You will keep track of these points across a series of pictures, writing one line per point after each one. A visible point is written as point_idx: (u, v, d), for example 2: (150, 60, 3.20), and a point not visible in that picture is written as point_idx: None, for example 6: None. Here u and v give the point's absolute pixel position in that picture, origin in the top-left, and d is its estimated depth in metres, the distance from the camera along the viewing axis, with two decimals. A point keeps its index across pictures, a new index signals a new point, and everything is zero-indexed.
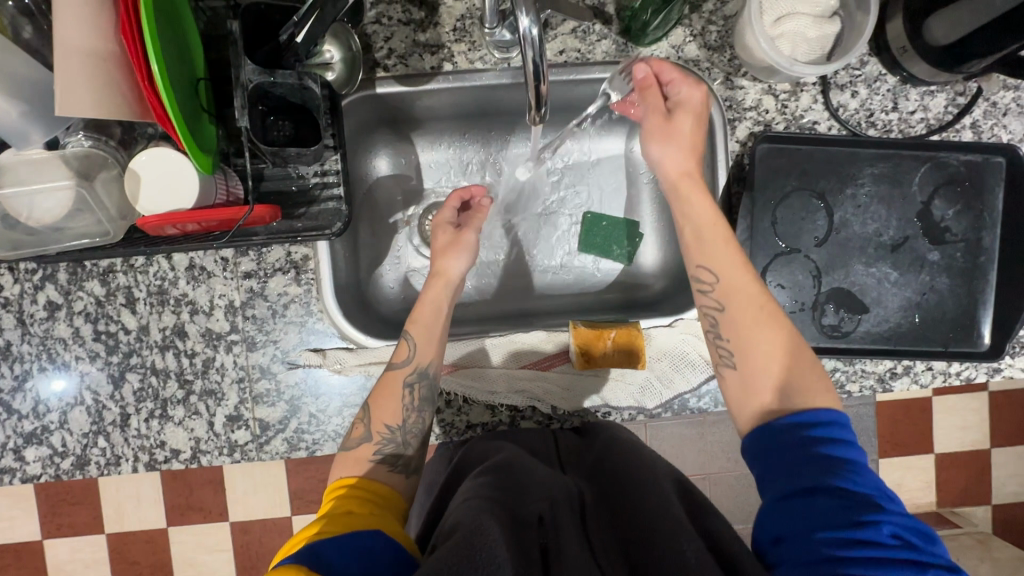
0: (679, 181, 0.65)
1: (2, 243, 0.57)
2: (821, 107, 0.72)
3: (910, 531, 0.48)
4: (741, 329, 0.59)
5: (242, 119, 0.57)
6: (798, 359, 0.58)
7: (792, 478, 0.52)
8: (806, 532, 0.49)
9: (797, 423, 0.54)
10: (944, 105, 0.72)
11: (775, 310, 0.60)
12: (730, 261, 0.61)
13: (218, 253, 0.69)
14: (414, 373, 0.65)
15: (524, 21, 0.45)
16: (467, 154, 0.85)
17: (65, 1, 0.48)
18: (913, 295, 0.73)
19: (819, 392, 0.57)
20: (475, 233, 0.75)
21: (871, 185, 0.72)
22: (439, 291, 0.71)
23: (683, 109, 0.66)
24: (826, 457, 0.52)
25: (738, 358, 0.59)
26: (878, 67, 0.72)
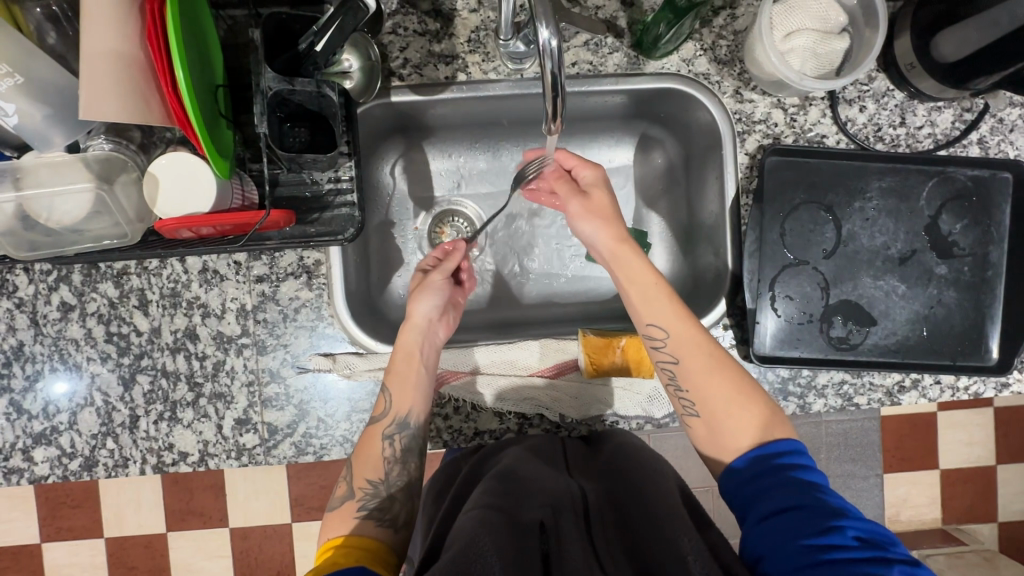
0: (617, 249, 0.68)
1: (21, 244, 0.58)
2: (830, 121, 0.73)
3: (875, 534, 0.50)
4: (695, 381, 0.62)
5: (261, 125, 0.58)
6: (746, 393, 0.61)
7: (759, 498, 0.55)
8: (785, 543, 0.51)
9: (764, 454, 0.59)
10: (951, 120, 0.73)
11: (722, 355, 0.63)
12: (674, 317, 0.64)
13: (231, 257, 0.69)
14: (392, 424, 0.66)
15: (543, 33, 0.46)
16: (477, 163, 0.87)
17: (94, 9, 0.49)
18: (920, 309, 0.73)
19: (776, 422, 0.61)
20: (444, 274, 0.73)
21: (879, 199, 0.72)
22: (410, 334, 0.69)
23: (593, 190, 0.71)
24: (789, 477, 0.56)
25: (699, 406, 0.63)
26: (887, 83, 0.73)
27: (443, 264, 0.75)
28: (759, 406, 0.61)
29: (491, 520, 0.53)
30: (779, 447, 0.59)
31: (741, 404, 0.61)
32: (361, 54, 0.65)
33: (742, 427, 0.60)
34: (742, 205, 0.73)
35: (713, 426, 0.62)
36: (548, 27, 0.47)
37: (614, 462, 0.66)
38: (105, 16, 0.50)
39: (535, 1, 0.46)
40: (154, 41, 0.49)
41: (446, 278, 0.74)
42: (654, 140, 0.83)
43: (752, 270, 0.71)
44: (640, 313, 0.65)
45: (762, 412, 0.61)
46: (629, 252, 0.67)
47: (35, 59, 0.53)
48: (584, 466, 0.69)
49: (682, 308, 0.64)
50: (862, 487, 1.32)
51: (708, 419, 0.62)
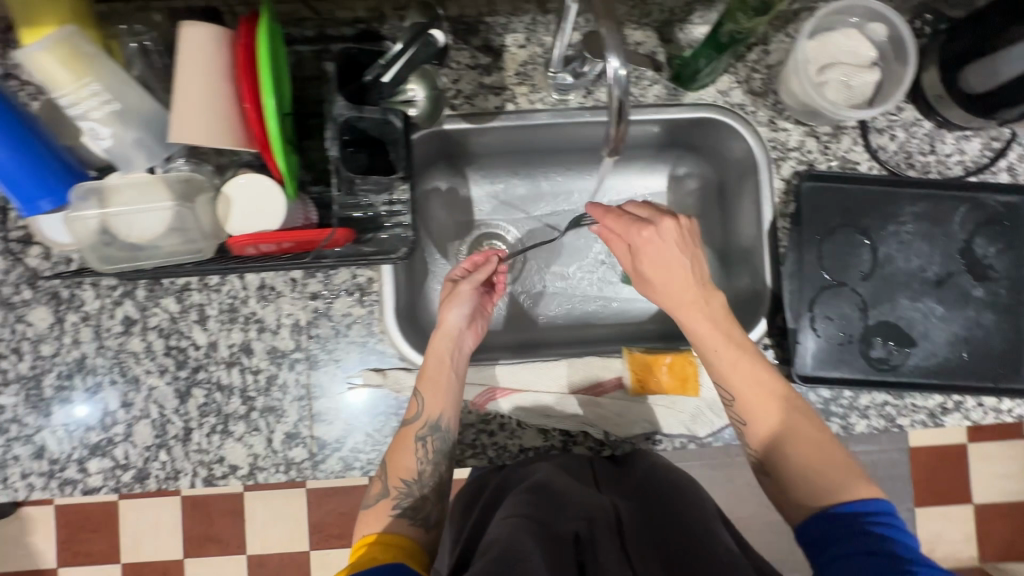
0: (677, 310, 0.66)
1: (99, 259, 0.61)
2: (861, 149, 0.76)
3: None
4: (766, 438, 0.62)
5: (331, 148, 0.63)
6: (826, 457, 0.59)
7: (841, 542, 0.54)
8: None
9: (841, 518, 0.55)
10: (979, 148, 0.76)
11: (796, 415, 0.62)
12: (744, 379, 0.63)
13: (288, 274, 0.72)
14: (425, 427, 0.67)
15: (614, 63, 0.49)
16: (515, 188, 0.91)
17: (192, 40, 0.54)
18: (959, 330, 0.74)
19: (857, 485, 0.57)
20: (472, 285, 0.74)
21: (912, 223, 0.75)
22: (440, 344, 0.70)
23: (644, 253, 0.67)
24: (879, 533, 0.53)
25: (772, 466, 0.62)
26: (914, 113, 0.76)
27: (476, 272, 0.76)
28: (846, 475, 0.58)
29: (528, 539, 0.58)
30: (861, 507, 0.55)
31: (823, 460, 0.59)
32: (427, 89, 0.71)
33: (823, 478, 0.58)
34: (779, 228, 0.76)
35: (781, 482, 0.60)
36: (616, 57, 0.50)
37: (649, 480, 0.72)
38: (199, 45, 0.54)
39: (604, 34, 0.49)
40: (245, 68, 0.54)
41: (476, 287, 0.74)
42: (686, 167, 0.86)
43: (790, 290, 0.73)
44: (716, 367, 0.65)
45: (840, 468, 0.58)
46: (700, 312, 0.65)
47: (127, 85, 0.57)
48: (614, 483, 0.73)
49: (756, 372, 0.63)
50: None
51: (777, 482, 0.61)
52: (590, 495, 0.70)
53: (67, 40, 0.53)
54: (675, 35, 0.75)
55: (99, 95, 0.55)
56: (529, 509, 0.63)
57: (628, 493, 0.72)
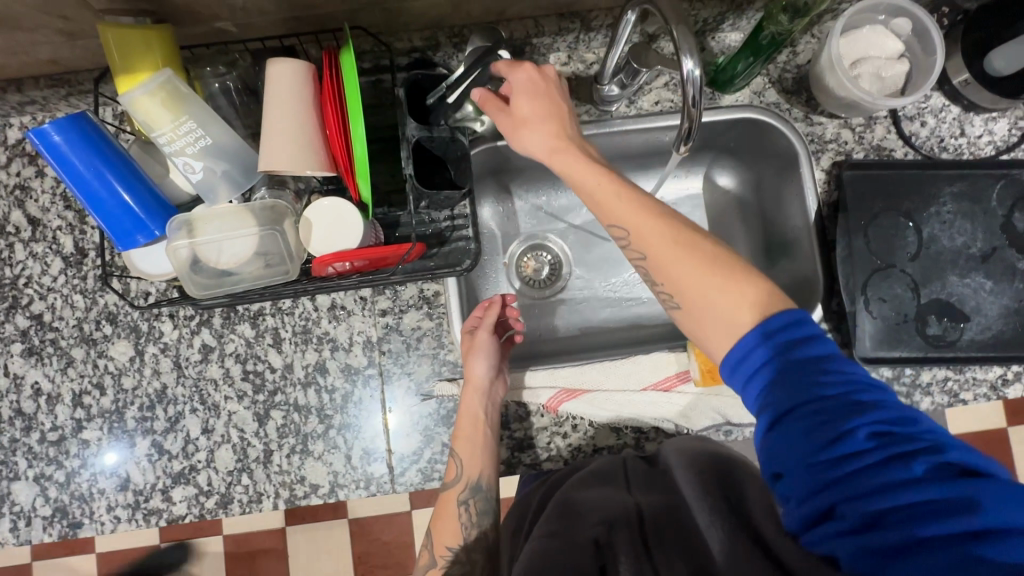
0: (556, 157, 0.63)
1: (202, 285, 0.63)
2: (895, 136, 0.79)
3: (885, 421, 0.46)
4: (666, 267, 0.57)
5: (408, 167, 0.66)
6: (722, 269, 0.55)
7: (783, 397, 0.49)
8: (803, 460, 0.47)
9: (759, 334, 0.52)
10: (1007, 128, 0.79)
11: (692, 238, 0.57)
12: (630, 213, 0.59)
13: (358, 293, 0.75)
14: (465, 490, 0.69)
15: (689, 64, 0.55)
16: (558, 200, 0.95)
17: (278, 73, 0.58)
18: (1010, 302, 0.76)
19: (761, 294, 0.54)
20: (488, 330, 0.73)
21: (952, 202, 0.77)
22: (471, 400, 0.70)
23: (520, 99, 0.64)
24: (805, 367, 0.50)
25: (680, 298, 0.58)
26: (942, 99, 0.80)
27: (484, 320, 0.74)
28: (750, 287, 0.54)
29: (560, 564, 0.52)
30: (774, 324, 0.52)
31: (719, 273, 0.55)
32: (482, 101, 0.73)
33: (732, 296, 0.54)
34: (824, 216, 0.79)
35: (689, 310, 0.56)
36: (691, 59, 0.56)
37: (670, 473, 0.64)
38: (287, 81, 0.58)
39: (680, 37, 0.55)
40: (333, 101, 0.59)
41: (492, 335, 0.73)
42: (723, 168, 0.91)
43: (843, 274, 0.76)
44: (601, 211, 0.61)
45: (745, 284, 0.54)
46: (575, 159, 0.61)
47: (216, 120, 0.62)
48: (642, 481, 0.66)
49: (646, 202, 0.59)
50: None
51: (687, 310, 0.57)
52: (611, 497, 0.63)
53: (167, 82, 0.58)
54: (708, 43, 0.79)
55: (194, 131, 0.60)
56: (555, 525, 0.59)
57: (651, 489, 0.63)
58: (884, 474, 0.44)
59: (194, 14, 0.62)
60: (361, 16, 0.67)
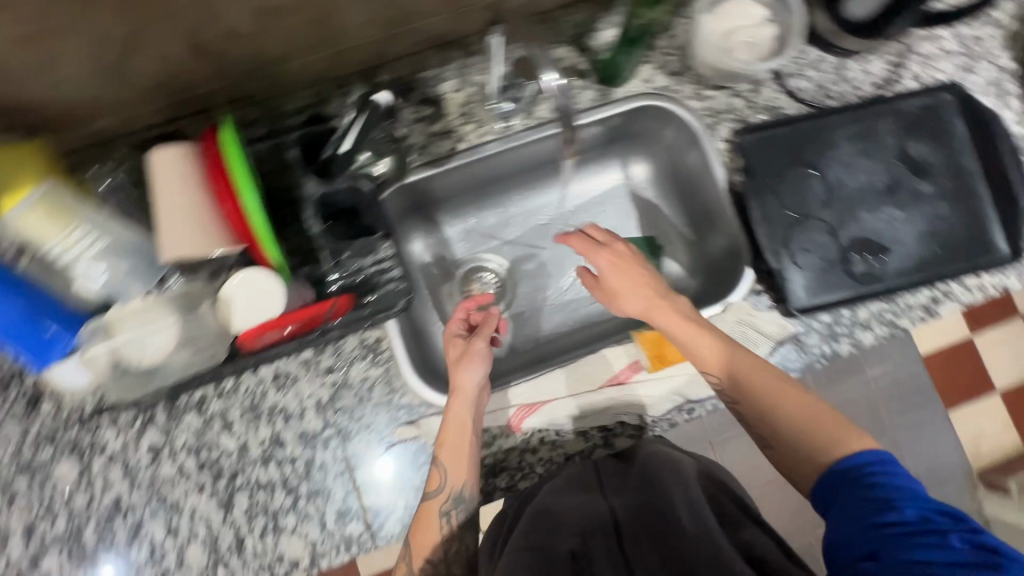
0: (649, 314, 0.71)
1: (133, 381, 0.64)
2: (783, 95, 0.83)
3: (940, 512, 0.50)
4: (757, 410, 0.63)
5: (314, 224, 0.70)
6: (815, 417, 0.60)
7: (857, 489, 0.53)
8: (857, 528, 0.51)
9: (848, 472, 0.55)
10: (882, 66, 0.84)
11: (785, 386, 0.63)
12: (721, 356, 0.66)
13: (300, 356, 0.74)
14: (448, 501, 0.67)
15: (549, 77, 0.63)
16: (488, 219, 0.95)
17: (164, 160, 0.58)
18: (921, 227, 0.80)
19: (851, 436, 0.57)
20: (485, 339, 0.73)
21: (848, 147, 0.81)
22: (458, 405, 0.69)
23: (610, 275, 0.74)
24: (873, 473, 0.54)
25: (771, 436, 0.62)
26: (817, 51, 0.83)
27: (483, 328, 0.75)
28: (840, 428, 0.59)
29: None
30: (856, 459, 0.55)
31: (815, 420, 0.60)
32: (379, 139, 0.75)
33: (824, 442, 0.58)
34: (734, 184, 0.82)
35: (785, 449, 0.60)
36: (552, 71, 0.63)
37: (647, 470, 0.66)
38: (174, 168, 0.58)
39: (538, 60, 0.63)
40: (223, 180, 0.57)
41: (488, 342, 0.73)
42: (634, 157, 0.94)
43: (765, 234, 0.79)
44: (692, 350, 0.68)
45: (839, 430, 0.58)
46: (663, 307, 0.70)
47: (111, 221, 0.61)
48: (618, 482, 0.68)
49: (728, 345, 0.67)
50: (936, 430, 1.32)
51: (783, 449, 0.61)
52: (591, 505, 0.65)
53: (48, 196, 0.57)
54: (588, 44, 0.81)
55: (87, 237, 0.59)
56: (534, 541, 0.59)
57: (629, 489, 0.66)
58: (929, 548, 0.48)
59: (68, 118, 0.61)
60: (240, 86, 0.67)
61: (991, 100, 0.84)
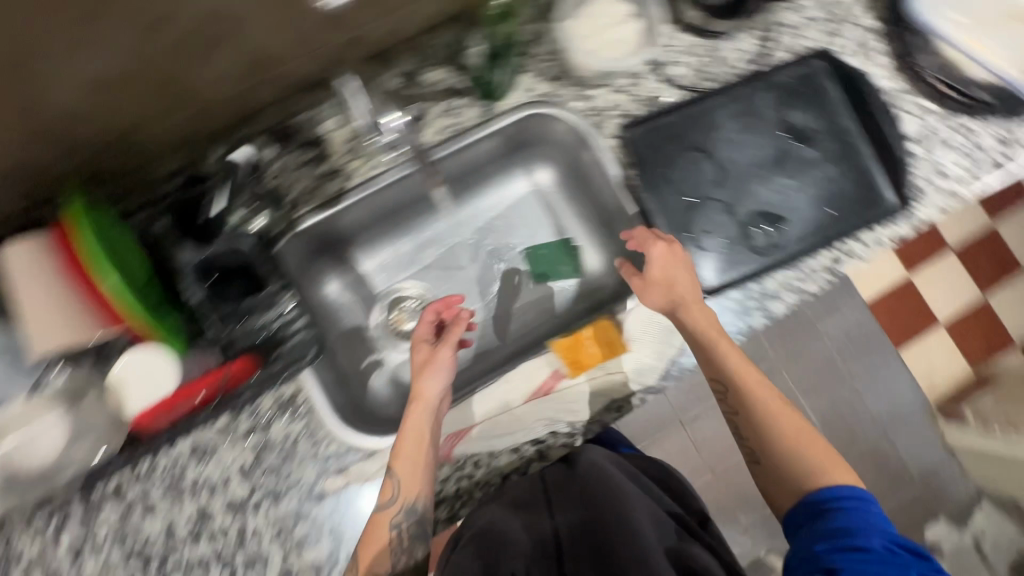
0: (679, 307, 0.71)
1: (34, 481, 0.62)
2: (663, 83, 0.84)
3: (897, 545, 0.57)
4: (757, 428, 0.68)
5: (195, 294, 0.65)
6: (816, 446, 0.65)
7: (821, 519, 0.61)
8: (813, 546, 0.59)
9: (827, 498, 0.61)
10: (753, 42, 0.86)
11: (794, 414, 0.68)
12: (748, 368, 0.69)
13: (216, 424, 0.72)
14: (400, 512, 0.65)
15: (389, 120, 0.72)
16: (403, 247, 0.95)
17: (22, 261, 0.57)
18: (812, 191, 0.83)
19: (839, 471, 0.64)
20: (451, 347, 0.74)
21: (732, 126, 0.83)
22: (418, 416, 0.69)
23: (657, 266, 0.73)
24: (844, 504, 0.60)
25: (761, 453, 0.68)
26: (689, 37, 0.85)
27: (449, 336, 0.75)
28: (836, 467, 0.64)
29: None
30: (839, 491, 0.61)
31: (815, 447, 0.65)
32: (256, 190, 0.72)
33: (813, 467, 0.64)
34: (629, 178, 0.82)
35: (773, 466, 0.67)
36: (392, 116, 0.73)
37: (587, 484, 0.70)
38: (32, 268, 0.57)
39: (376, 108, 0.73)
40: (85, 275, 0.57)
41: (452, 350, 0.74)
42: (535, 163, 0.94)
43: (663, 225, 0.80)
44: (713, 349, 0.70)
45: (834, 464, 0.64)
46: (694, 305, 0.71)
47: None
48: (563, 493, 0.72)
49: (747, 360, 0.70)
50: None
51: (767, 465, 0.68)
52: (536, 524, 0.69)
53: None
54: (464, 62, 0.81)
55: None
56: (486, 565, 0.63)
57: (570, 503, 0.70)
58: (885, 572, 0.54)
59: None
60: (100, 160, 0.65)
61: (861, 61, 0.86)
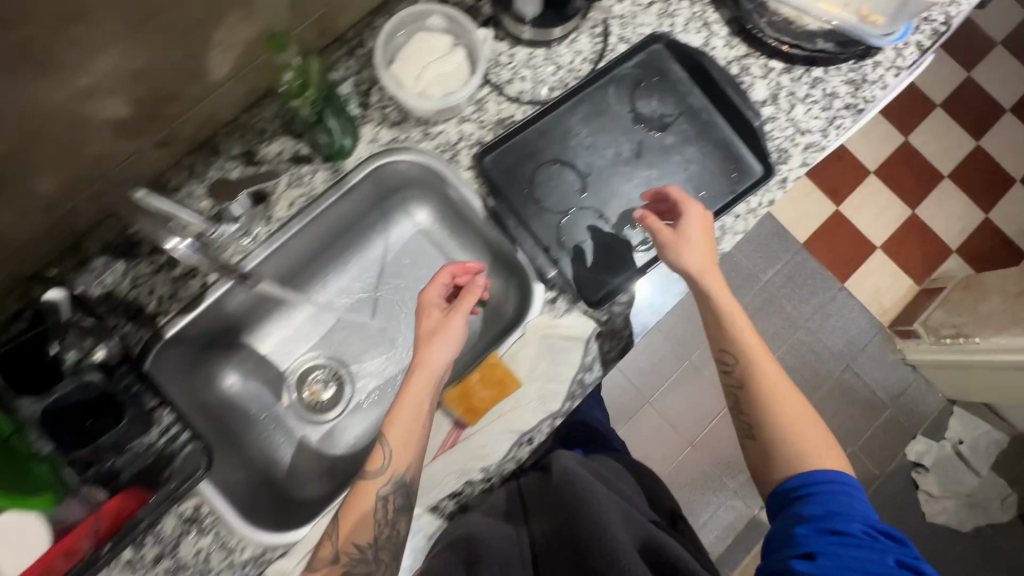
0: (699, 274, 0.73)
1: None
2: (508, 103, 0.83)
3: (878, 529, 0.63)
4: (760, 400, 0.73)
5: (43, 445, 0.62)
6: (807, 425, 0.71)
7: (800, 503, 0.66)
8: (796, 525, 0.65)
9: (820, 478, 0.67)
10: (588, 41, 0.85)
11: (797, 395, 0.73)
12: (753, 348, 0.74)
13: (120, 560, 0.69)
14: (387, 483, 0.67)
15: (171, 244, 0.63)
16: (298, 319, 0.93)
17: None
18: (679, 175, 0.82)
19: (830, 456, 0.70)
20: (463, 317, 0.75)
21: (585, 129, 0.82)
22: (421, 382, 0.71)
23: (693, 226, 0.73)
24: (829, 487, 0.66)
25: (757, 428, 0.73)
26: (525, 50, 0.84)
27: (461, 303, 0.76)
28: (824, 450, 0.70)
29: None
30: (825, 473, 0.68)
31: (813, 425, 0.71)
32: (86, 324, 0.67)
33: (807, 443, 0.70)
34: (491, 206, 0.80)
35: (768, 438, 0.71)
36: (177, 239, 0.64)
37: (562, 495, 0.72)
38: None
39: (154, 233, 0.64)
40: None
41: (463, 320, 0.75)
42: (410, 205, 0.93)
43: (534, 247, 0.79)
44: (725, 314, 0.75)
45: (825, 446, 0.70)
46: (714, 269, 0.73)
47: None
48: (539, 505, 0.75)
49: (760, 342, 0.75)
50: None
51: (761, 439, 0.73)
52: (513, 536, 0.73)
53: None
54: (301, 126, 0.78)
55: None
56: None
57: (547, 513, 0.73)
58: (863, 554, 0.61)
59: None
60: None
61: (698, 36, 0.86)
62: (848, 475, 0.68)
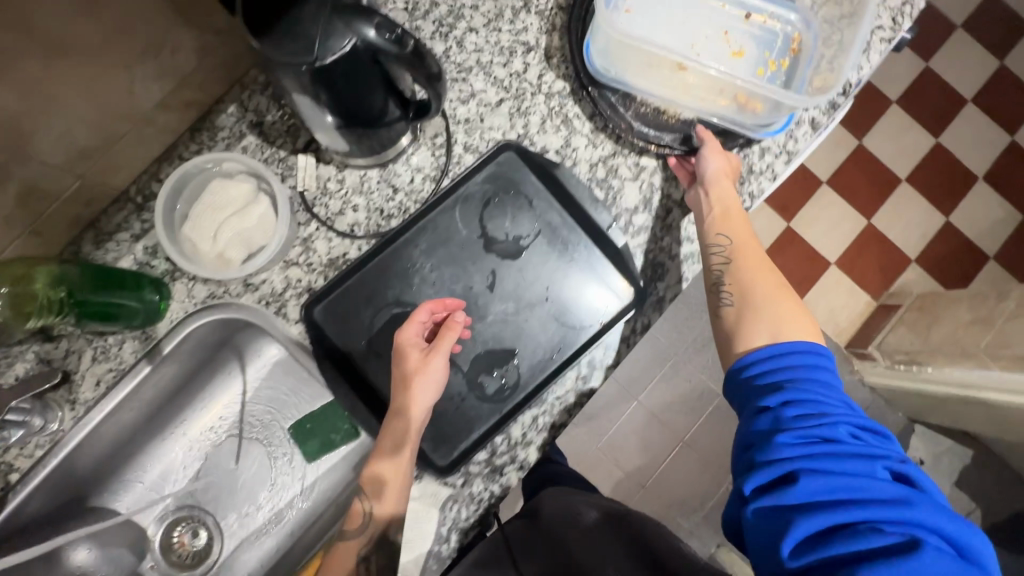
0: (720, 177, 0.71)
1: None
2: (338, 238, 0.72)
3: (863, 435, 0.59)
4: (742, 282, 0.69)
5: None
6: (794, 319, 0.67)
7: (767, 395, 0.61)
8: (773, 436, 0.58)
9: (793, 363, 0.62)
10: (429, 155, 0.74)
11: (789, 291, 0.70)
12: (745, 235, 0.71)
13: None
14: (371, 534, 0.67)
15: None
16: (151, 475, 0.84)
17: None
18: (540, 308, 0.72)
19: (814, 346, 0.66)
20: (444, 358, 0.66)
21: (429, 260, 0.72)
22: (402, 431, 0.66)
23: (729, 160, 0.72)
24: (815, 381, 0.61)
25: (738, 299, 0.69)
26: (355, 172, 0.73)
27: (440, 341, 0.66)
28: (805, 325, 0.66)
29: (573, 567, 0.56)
30: (810, 359, 0.63)
31: (804, 322, 0.67)
32: None
33: (796, 330, 0.66)
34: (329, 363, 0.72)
35: (754, 312, 0.67)
36: None
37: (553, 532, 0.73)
38: None
39: None
40: None
41: (446, 360, 0.66)
42: (260, 342, 0.84)
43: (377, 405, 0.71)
44: (721, 216, 0.71)
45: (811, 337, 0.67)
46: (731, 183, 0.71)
47: None
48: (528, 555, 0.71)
49: (749, 230, 0.71)
50: None
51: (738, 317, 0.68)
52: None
53: None
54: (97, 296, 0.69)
55: None
56: None
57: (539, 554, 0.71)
58: (850, 462, 0.55)
59: None
60: None
61: (557, 136, 0.75)
62: (822, 347, 0.65)
